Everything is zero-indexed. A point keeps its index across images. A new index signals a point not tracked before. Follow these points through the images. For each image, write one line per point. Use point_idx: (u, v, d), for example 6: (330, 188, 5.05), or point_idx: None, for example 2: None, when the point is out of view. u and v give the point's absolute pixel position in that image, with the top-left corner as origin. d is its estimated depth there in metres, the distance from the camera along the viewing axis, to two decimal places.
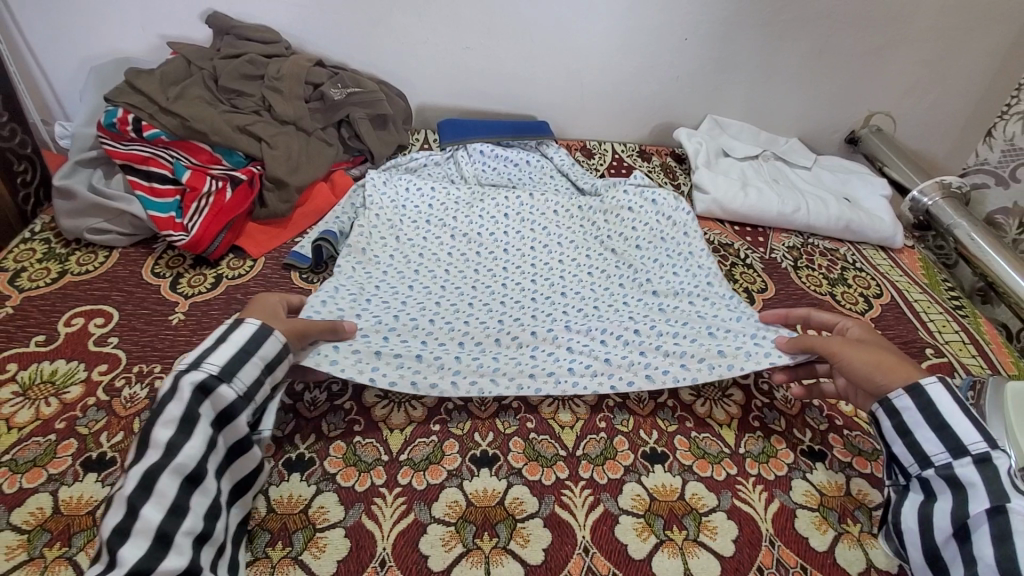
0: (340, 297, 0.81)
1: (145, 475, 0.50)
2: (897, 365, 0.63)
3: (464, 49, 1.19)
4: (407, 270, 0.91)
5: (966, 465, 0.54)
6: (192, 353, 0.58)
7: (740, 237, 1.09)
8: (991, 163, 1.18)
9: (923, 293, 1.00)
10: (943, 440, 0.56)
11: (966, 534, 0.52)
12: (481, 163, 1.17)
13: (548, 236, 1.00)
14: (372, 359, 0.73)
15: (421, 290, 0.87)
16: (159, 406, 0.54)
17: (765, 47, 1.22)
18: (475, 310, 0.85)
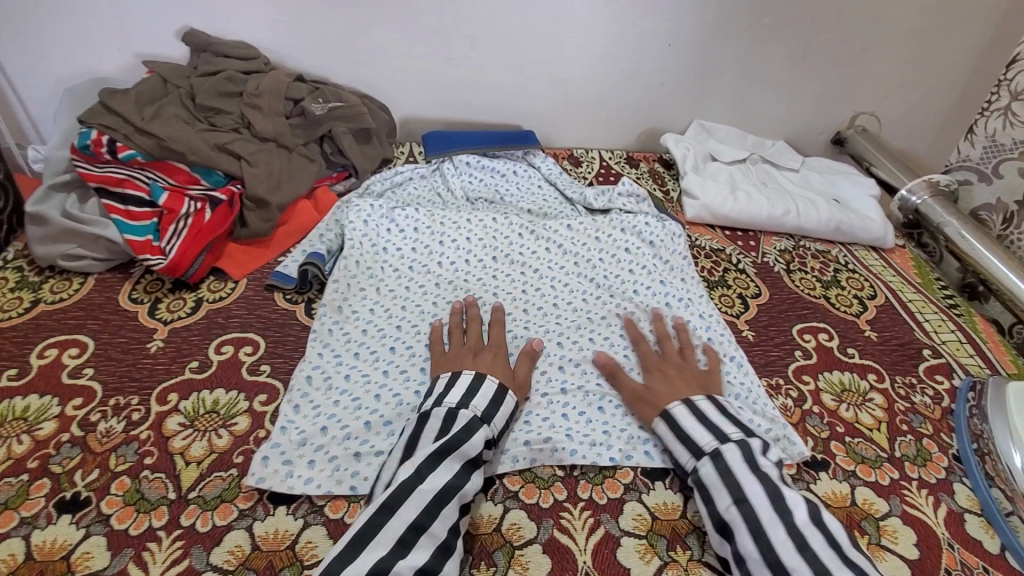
0: (312, 388, 0.73)
1: (437, 492, 0.57)
2: (681, 393, 0.72)
3: (447, 60, 1.17)
4: (388, 332, 0.82)
5: (704, 465, 0.63)
6: (478, 400, 0.66)
7: (731, 241, 1.08)
8: (973, 160, 1.13)
9: (917, 293, 0.99)
10: (687, 446, 0.66)
11: (726, 533, 0.58)
12: (467, 175, 1.15)
13: (541, 280, 0.94)
14: (351, 461, 0.66)
15: (404, 349, 0.80)
16: (454, 438, 0.61)
17: (748, 51, 1.22)
18: None
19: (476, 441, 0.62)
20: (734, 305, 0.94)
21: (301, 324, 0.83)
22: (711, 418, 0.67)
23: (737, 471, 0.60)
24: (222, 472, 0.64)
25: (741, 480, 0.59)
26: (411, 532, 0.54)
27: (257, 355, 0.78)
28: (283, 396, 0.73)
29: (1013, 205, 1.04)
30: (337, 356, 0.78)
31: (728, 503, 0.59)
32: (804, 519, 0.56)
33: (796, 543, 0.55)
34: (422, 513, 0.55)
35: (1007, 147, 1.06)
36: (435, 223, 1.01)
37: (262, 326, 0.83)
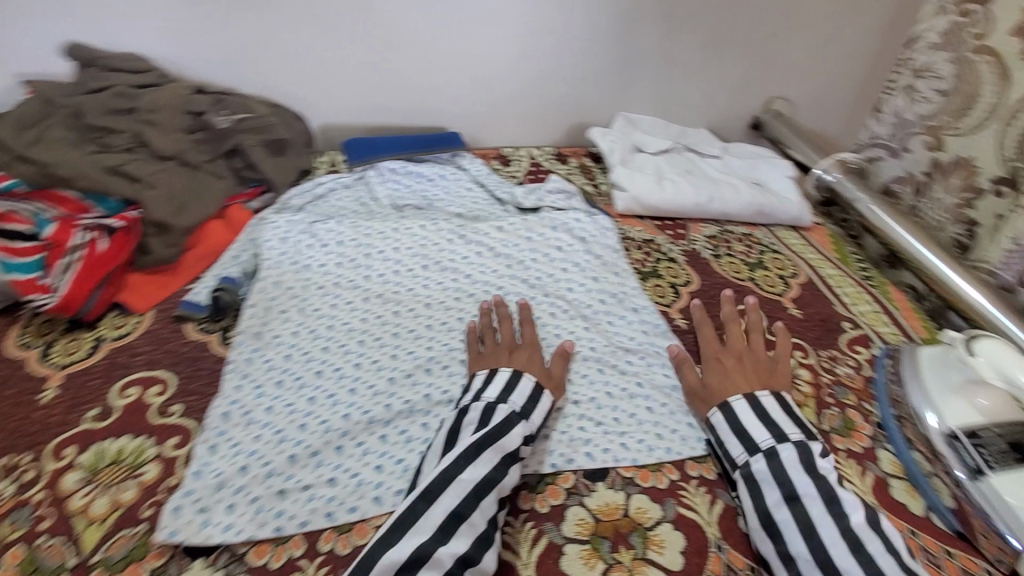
0: (231, 425, 0.68)
1: (477, 484, 0.59)
2: (737, 381, 0.75)
3: (363, 64, 1.13)
4: (313, 356, 0.78)
5: (757, 460, 0.66)
6: (518, 396, 0.69)
7: (661, 231, 1.10)
8: (882, 137, 1.19)
9: (836, 268, 1.04)
10: (740, 441, 0.68)
11: (774, 530, 0.61)
12: (393, 181, 1.10)
13: (475, 285, 0.92)
14: (275, 500, 0.62)
15: (332, 372, 0.75)
16: (498, 429, 0.64)
17: (665, 42, 1.23)
18: (396, 387, 0.74)
19: (514, 437, 0.65)
20: (666, 294, 0.95)
21: (215, 356, 0.78)
22: (772, 417, 0.69)
23: (794, 468, 0.64)
24: (131, 528, 0.59)
25: (799, 484, 0.62)
26: (452, 519, 0.56)
27: (167, 394, 0.72)
28: (199, 437, 0.67)
29: (921, 177, 1.08)
30: (257, 388, 0.73)
31: (783, 505, 0.62)
32: (860, 522, 0.59)
33: (848, 545, 0.58)
34: (463, 502, 0.58)
35: (914, 124, 1.10)
36: (360, 234, 0.96)
37: (172, 361, 0.76)
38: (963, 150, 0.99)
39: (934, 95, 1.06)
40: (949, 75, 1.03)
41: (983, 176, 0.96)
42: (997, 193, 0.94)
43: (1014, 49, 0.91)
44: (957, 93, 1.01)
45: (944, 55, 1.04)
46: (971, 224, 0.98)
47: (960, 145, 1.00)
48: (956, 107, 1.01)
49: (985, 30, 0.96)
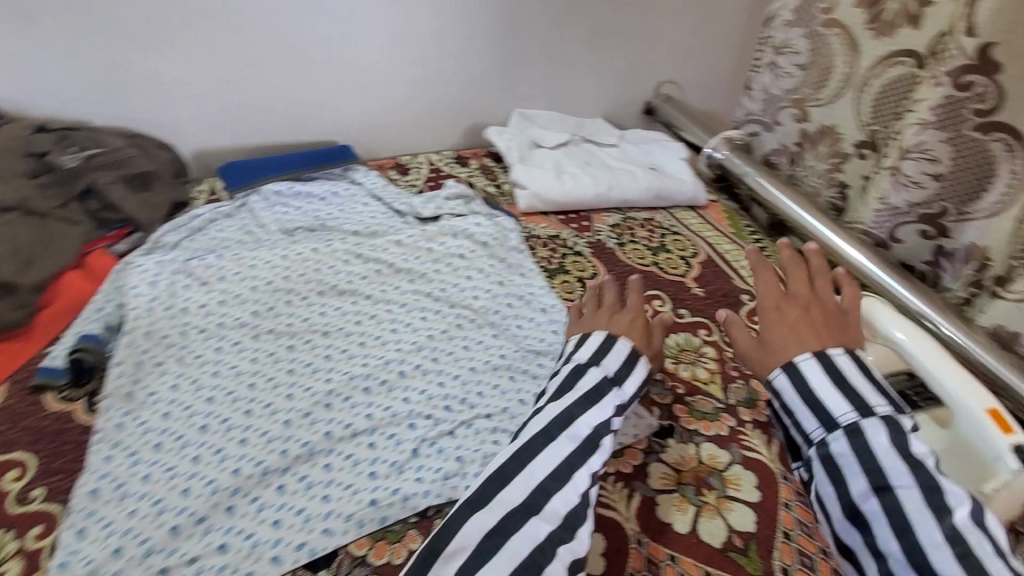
0: (102, 502, 0.61)
1: (556, 468, 0.57)
2: (804, 340, 0.61)
3: (230, 82, 1.06)
4: (197, 410, 0.71)
5: (838, 440, 0.53)
6: (611, 363, 0.68)
7: (566, 225, 1.09)
8: (755, 112, 1.21)
9: (732, 243, 1.07)
10: (816, 415, 0.55)
11: (863, 523, 0.50)
12: (280, 205, 1.04)
13: (376, 306, 0.87)
14: None
15: (220, 425, 0.69)
16: (588, 396, 0.63)
17: (547, 36, 1.23)
18: (293, 430, 0.69)
19: (606, 405, 0.63)
20: (574, 290, 0.94)
21: (82, 426, 0.69)
22: (851, 382, 0.55)
23: (884, 453, 0.50)
24: None
25: (886, 466, 0.50)
26: (525, 503, 0.54)
27: (24, 480, 0.63)
28: (64, 523, 0.60)
29: (794, 147, 1.13)
30: (132, 455, 0.66)
31: (863, 490, 0.50)
32: (967, 520, 0.48)
33: (955, 550, 0.47)
34: (533, 494, 0.55)
35: (779, 98, 1.14)
36: (244, 267, 0.89)
37: (30, 439, 0.67)
38: (828, 119, 1.05)
39: (794, 69, 1.10)
40: (805, 49, 1.08)
41: (848, 142, 1.02)
42: (862, 156, 1.01)
43: (858, 20, 0.98)
44: (814, 66, 1.06)
45: (798, 31, 1.09)
46: (843, 188, 1.05)
47: (823, 115, 1.05)
48: (815, 79, 1.06)
49: (831, 4, 1.02)
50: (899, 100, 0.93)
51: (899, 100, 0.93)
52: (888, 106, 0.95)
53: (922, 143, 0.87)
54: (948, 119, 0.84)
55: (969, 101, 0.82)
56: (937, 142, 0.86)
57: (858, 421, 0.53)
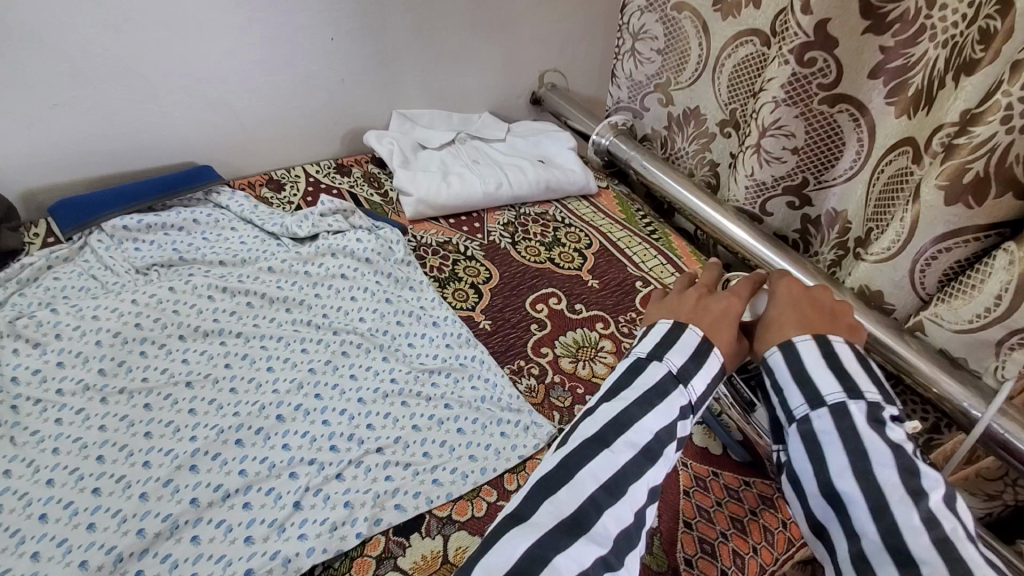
0: None
1: (608, 480, 0.46)
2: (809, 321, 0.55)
3: (52, 107, 0.92)
4: (33, 497, 0.61)
5: (821, 417, 0.48)
6: (682, 354, 0.53)
7: (457, 229, 1.05)
8: (624, 100, 1.24)
9: (624, 230, 1.08)
10: (804, 391, 0.50)
11: (842, 506, 0.46)
12: (130, 241, 0.92)
13: (249, 344, 0.79)
14: None
15: (61, 512, 0.60)
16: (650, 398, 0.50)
17: (420, 31, 1.17)
18: (152, 503, 0.61)
19: (668, 409, 0.50)
20: (468, 298, 0.91)
21: None
22: (844, 364, 0.50)
23: (866, 432, 0.47)
24: None
25: (867, 444, 0.46)
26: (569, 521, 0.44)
27: None
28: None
29: (664, 131, 1.19)
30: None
31: (843, 470, 0.46)
32: (941, 505, 0.44)
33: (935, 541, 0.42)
34: (583, 509, 0.45)
35: (643, 83, 1.18)
36: (86, 320, 0.78)
37: None
38: (690, 101, 1.11)
39: (654, 55, 1.13)
40: (661, 34, 1.10)
41: (712, 122, 1.08)
42: (725, 135, 1.07)
43: (706, 3, 1.01)
44: (672, 50, 1.10)
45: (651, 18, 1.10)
46: (713, 166, 1.12)
47: (687, 97, 1.11)
48: (675, 64, 1.11)
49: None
50: (751, 77, 0.99)
51: (752, 78, 0.99)
52: (743, 84, 1.00)
53: (779, 121, 0.90)
54: (796, 95, 0.87)
55: (813, 76, 0.85)
56: (790, 118, 0.89)
57: (845, 401, 0.48)
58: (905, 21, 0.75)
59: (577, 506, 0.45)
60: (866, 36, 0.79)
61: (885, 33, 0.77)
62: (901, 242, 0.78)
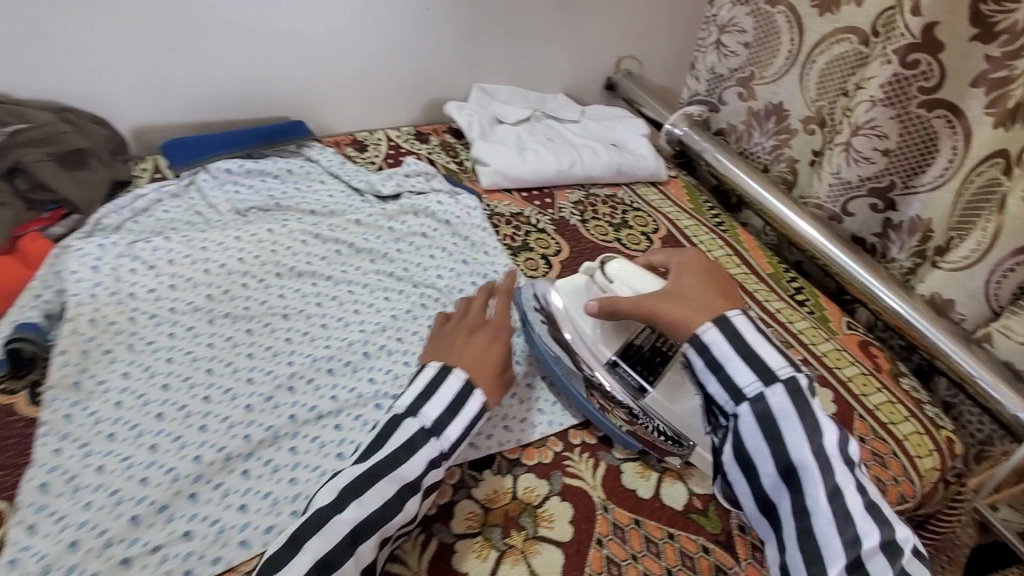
0: (53, 497, 0.59)
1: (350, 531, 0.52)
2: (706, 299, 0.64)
3: (168, 51, 0.99)
4: (151, 396, 0.68)
5: (778, 393, 0.56)
6: (431, 409, 0.62)
7: (529, 203, 1.08)
8: (701, 92, 1.26)
9: (691, 219, 1.10)
10: (752, 368, 0.57)
11: (794, 481, 0.55)
12: (231, 183, 0.99)
13: (337, 287, 0.85)
14: (119, 570, 0.54)
15: (177, 412, 0.67)
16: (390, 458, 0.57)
17: (508, 9, 1.21)
18: (256, 413, 0.68)
19: (417, 462, 0.58)
20: (538, 267, 0.95)
21: (25, 419, 0.65)
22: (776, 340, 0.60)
23: (812, 403, 0.56)
24: None
25: (817, 417, 0.56)
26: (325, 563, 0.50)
27: None
28: (11, 519, 0.57)
29: (739, 125, 1.20)
30: (83, 446, 0.63)
31: (791, 442, 0.55)
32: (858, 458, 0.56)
33: (865, 503, 0.53)
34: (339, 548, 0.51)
35: (724, 76, 1.19)
36: (195, 249, 0.86)
37: None
38: (774, 96, 1.11)
39: (740, 49, 1.14)
40: (750, 28, 1.11)
41: (794, 118, 1.09)
42: (808, 132, 1.08)
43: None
44: (762, 44, 1.11)
45: (742, 10, 1.12)
46: (791, 163, 1.12)
47: (770, 92, 1.12)
48: (760, 58, 1.11)
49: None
50: (844, 76, 1.00)
51: (843, 78, 1.00)
52: (834, 82, 1.01)
53: (873, 120, 0.91)
54: (896, 96, 0.88)
55: (915, 79, 0.86)
56: (885, 118, 0.90)
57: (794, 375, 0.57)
58: (1013, 33, 0.76)
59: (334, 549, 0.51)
60: (973, 43, 0.80)
61: (991, 43, 0.79)
62: (982, 249, 0.80)
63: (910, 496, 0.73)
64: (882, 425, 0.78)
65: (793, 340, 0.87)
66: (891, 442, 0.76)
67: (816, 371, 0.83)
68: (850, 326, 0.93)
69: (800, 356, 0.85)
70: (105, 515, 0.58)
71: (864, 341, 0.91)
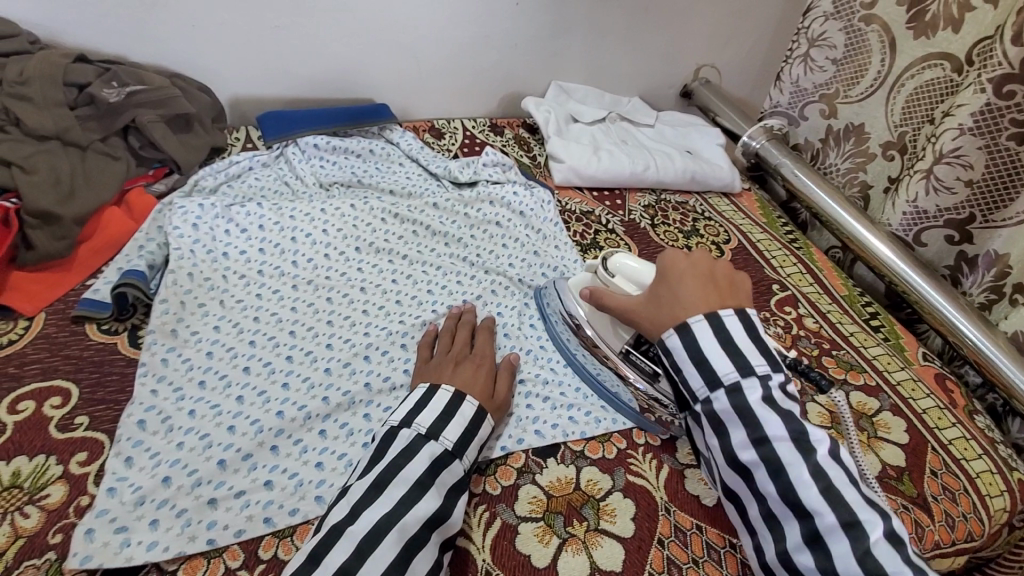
0: (148, 434, 0.62)
1: (369, 528, 0.52)
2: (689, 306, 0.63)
3: (273, 29, 1.03)
4: (239, 351, 0.72)
5: (721, 397, 0.58)
6: (425, 416, 0.61)
7: (600, 202, 1.09)
8: (782, 105, 1.22)
9: (764, 233, 1.08)
10: (702, 374, 0.59)
11: (749, 474, 0.57)
12: (317, 158, 1.03)
13: (412, 266, 0.88)
14: (205, 509, 0.57)
15: (262, 368, 0.71)
16: (393, 464, 0.57)
17: (594, 9, 1.21)
18: (334, 377, 0.71)
19: (419, 465, 0.57)
20: None
21: (126, 359, 0.70)
22: (734, 343, 0.59)
23: (759, 407, 0.57)
24: (36, 559, 0.52)
25: (765, 422, 0.56)
26: (353, 557, 0.50)
27: (67, 407, 0.64)
28: (110, 450, 0.60)
29: (818, 143, 1.17)
30: (177, 390, 0.67)
31: (738, 440, 0.57)
32: (825, 457, 0.56)
33: (819, 484, 0.54)
34: (366, 536, 0.51)
35: (808, 91, 1.16)
36: (283, 217, 0.90)
37: (73, 369, 0.68)
38: (856, 117, 1.09)
39: (828, 64, 1.11)
40: (841, 44, 1.07)
41: (875, 141, 1.06)
42: (887, 157, 1.05)
43: (899, 18, 0.98)
44: (851, 61, 1.07)
45: (836, 25, 1.07)
46: (864, 188, 1.10)
47: (852, 112, 1.09)
48: (849, 75, 1.08)
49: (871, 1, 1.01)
50: (932, 103, 0.96)
51: (932, 103, 0.96)
52: (922, 108, 0.97)
53: (959, 149, 0.87)
54: (986, 126, 0.84)
55: (1009, 111, 0.82)
56: (972, 148, 0.86)
57: (739, 380, 0.58)
58: None
59: (363, 534, 0.51)
60: None
61: None
62: None
63: (979, 535, 0.69)
64: (954, 460, 0.74)
65: (867, 365, 0.84)
66: (965, 479, 0.73)
67: (890, 399, 0.80)
68: (926, 357, 0.89)
69: (874, 383, 0.82)
70: (195, 457, 0.61)
71: (940, 374, 0.87)
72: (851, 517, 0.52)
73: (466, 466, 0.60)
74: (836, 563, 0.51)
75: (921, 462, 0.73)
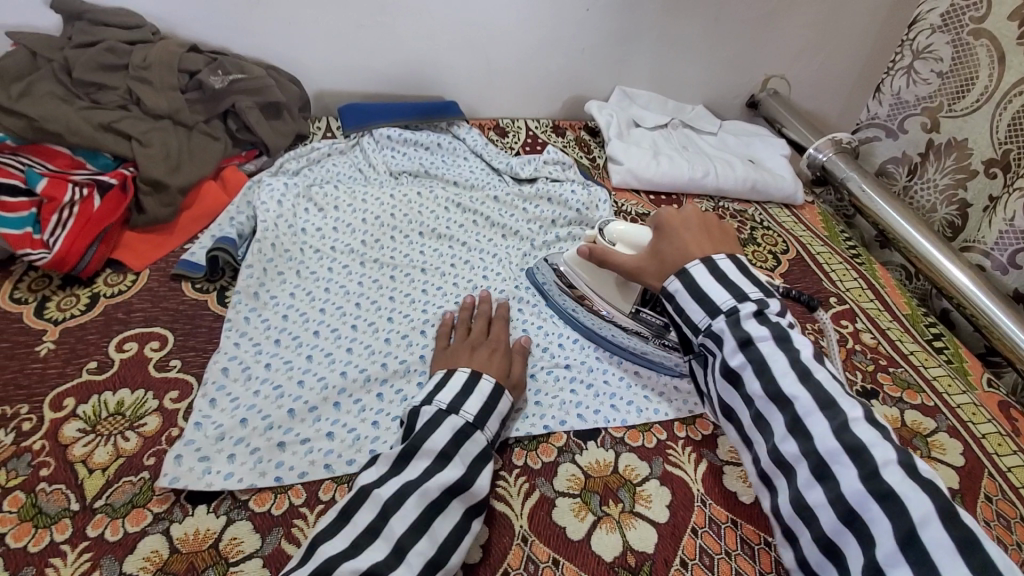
0: (229, 381, 0.69)
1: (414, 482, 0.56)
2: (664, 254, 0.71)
3: (358, 27, 1.11)
4: (311, 316, 0.79)
5: (719, 322, 0.62)
6: (445, 395, 0.64)
7: (656, 206, 1.10)
8: (880, 117, 1.20)
9: (825, 246, 1.06)
10: (704, 307, 0.64)
11: (738, 381, 0.61)
12: (390, 149, 1.10)
13: (470, 252, 0.92)
14: (274, 451, 0.63)
15: (329, 332, 0.77)
16: (420, 436, 0.60)
17: (664, 18, 1.23)
18: (392, 347, 0.76)
19: (439, 436, 0.60)
20: None
21: (214, 314, 0.78)
22: (731, 278, 0.65)
23: (752, 325, 0.61)
24: (132, 476, 0.60)
25: (751, 332, 0.60)
26: (394, 500, 0.55)
27: (164, 350, 0.72)
28: (197, 391, 0.68)
29: (916, 158, 1.14)
30: (256, 345, 0.74)
31: (735, 363, 0.61)
32: (809, 356, 0.59)
33: (797, 374, 0.58)
34: (407, 487, 0.56)
35: (910, 104, 1.13)
36: (356, 201, 0.97)
37: (170, 318, 0.76)
38: (959, 131, 1.04)
39: (932, 77, 1.08)
40: (948, 57, 1.04)
41: (977, 158, 1.01)
42: (989, 175, 0.99)
43: (1010, 33, 0.94)
44: (956, 74, 1.04)
45: (943, 37, 1.05)
46: (964, 207, 1.05)
47: (955, 127, 1.05)
48: (954, 89, 1.04)
49: (982, 14, 0.98)
50: None
51: None
52: None
53: None
54: None
55: None
56: None
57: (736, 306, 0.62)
58: None
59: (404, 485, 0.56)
60: None
61: None
62: None
63: None
64: (1011, 487, 0.71)
65: (925, 385, 0.82)
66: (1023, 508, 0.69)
67: (948, 421, 0.77)
68: (991, 383, 0.85)
69: (931, 404, 0.79)
70: (267, 405, 0.67)
71: (1005, 402, 0.83)
72: (830, 401, 0.56)
73: (489, 437, 0.63)
74: (815, 442, 0.55)
75: (975, 485, 0.70)
